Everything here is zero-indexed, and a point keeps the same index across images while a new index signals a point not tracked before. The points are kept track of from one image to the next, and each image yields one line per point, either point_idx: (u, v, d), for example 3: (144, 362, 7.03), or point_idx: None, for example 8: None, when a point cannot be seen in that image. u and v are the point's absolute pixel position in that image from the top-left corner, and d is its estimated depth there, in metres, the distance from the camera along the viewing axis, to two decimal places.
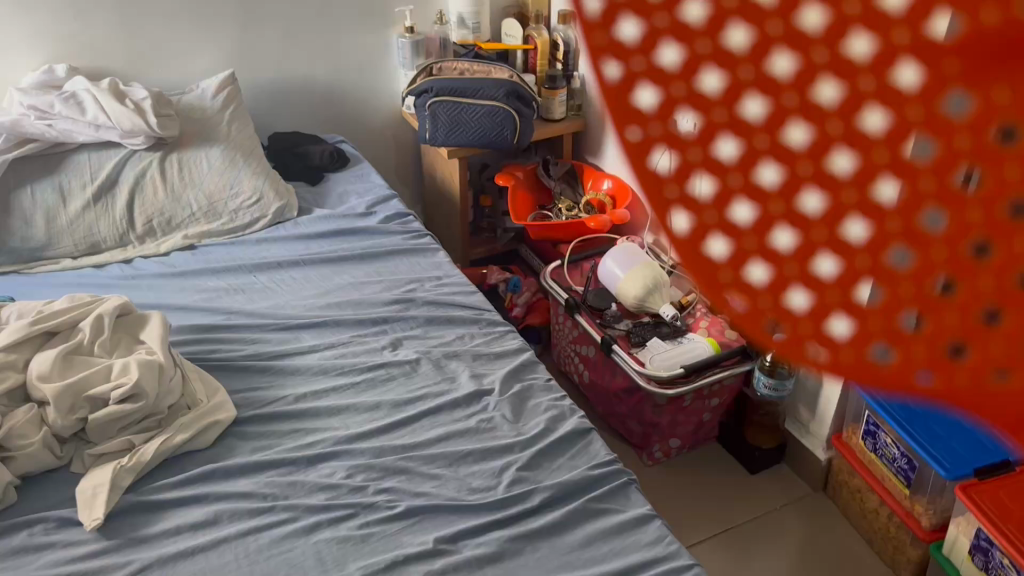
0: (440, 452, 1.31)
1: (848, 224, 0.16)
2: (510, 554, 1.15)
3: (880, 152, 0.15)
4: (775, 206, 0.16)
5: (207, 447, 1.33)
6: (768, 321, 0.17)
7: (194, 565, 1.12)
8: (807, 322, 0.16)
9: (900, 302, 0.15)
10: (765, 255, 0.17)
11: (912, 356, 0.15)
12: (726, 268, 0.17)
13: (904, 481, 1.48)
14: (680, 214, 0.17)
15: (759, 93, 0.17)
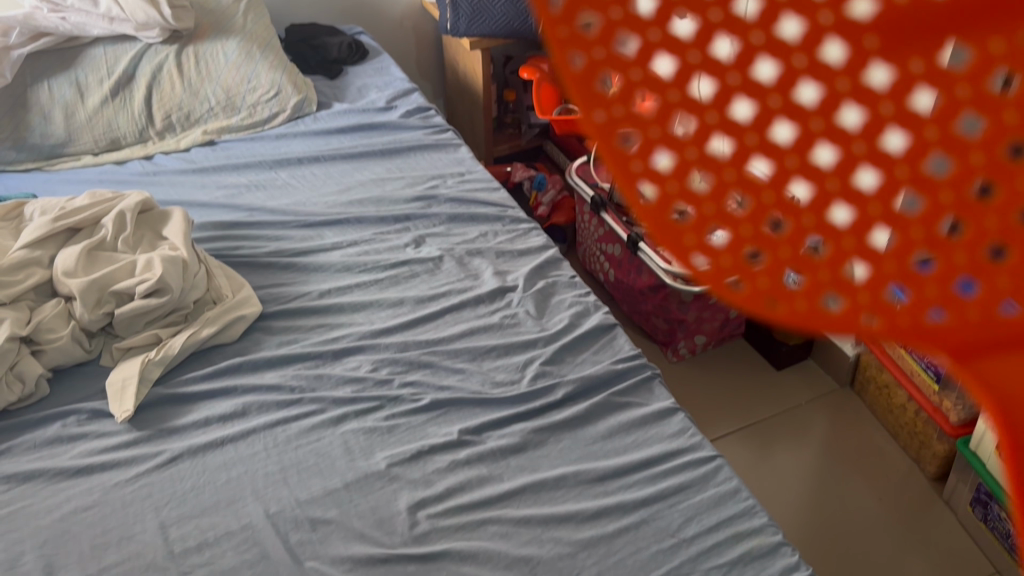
0: (464, 347, 1.31)
1: (793, 187, 0.23)
2: (533, 445, 1.16)
3: (812, 136, 0.23)
4: (728, 174, 0.23)
5: (233, 341, 1.34)
6: (731, 276, 0.22)
7: (225, 454, 1.14)
8: (764, 280, 0.22)
9: (844, 252, 0.22)
10: (722, 219, 0.23)
11: (856, 302, 0.21)
12: (690, 233, 0.22)
13: (933, 376, 1.46)
14: (647, 187, 0.22)
15: (705, 75, 0.23)
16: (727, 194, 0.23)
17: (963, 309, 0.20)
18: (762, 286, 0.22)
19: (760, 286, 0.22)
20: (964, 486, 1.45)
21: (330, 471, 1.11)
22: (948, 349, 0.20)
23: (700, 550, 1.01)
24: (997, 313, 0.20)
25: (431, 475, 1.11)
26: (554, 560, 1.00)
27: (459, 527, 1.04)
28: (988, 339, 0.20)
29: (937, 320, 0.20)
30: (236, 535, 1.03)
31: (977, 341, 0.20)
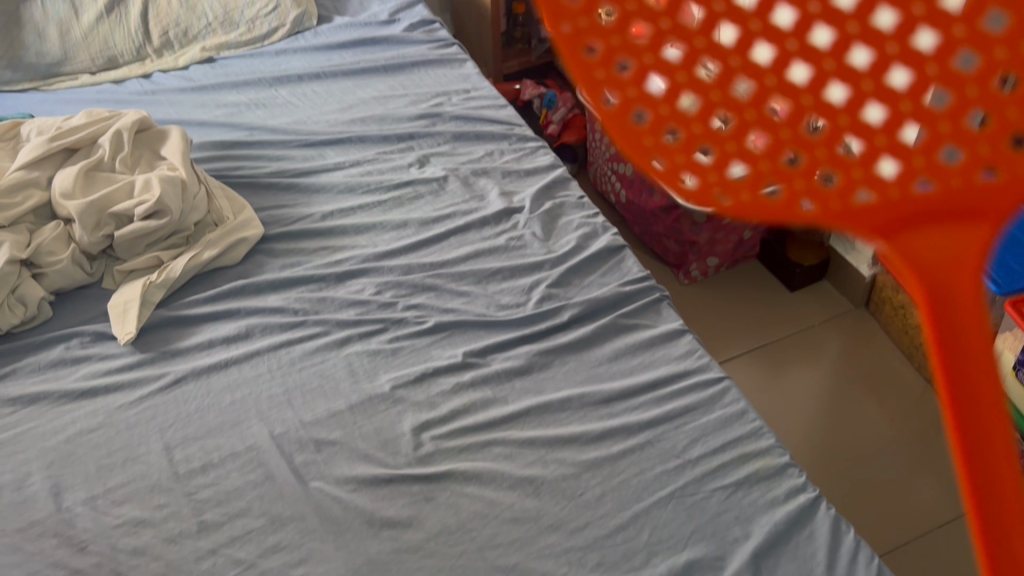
0: (469, 270, 1.28)
1: (731, 88, 0.32)
2: (538, 368, 1.14)
3: (760, 75, 0.32)
4: (679, 78, 0.32)
5: (235, 265, 1.32)
6: (681, 169, 0.32)
7: (229, 376, 1.13)
8: (706, 172, 0.32)
9: (764, 145, 0.32)
10: (676, 120, 0.32)
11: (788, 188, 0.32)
12: (647, 137, 0.32)
13: None
14: (610, 96, 0.32)
15: (679, 7, 0.31)
16: (679, 94, 0.32)
17: (885, 191, 0.31)
18: (725, 190, 0.32)
19: (730, 189, 0.32)
20: None
21: (334, 393, 1.11)
22: (871, 226, 0.31)
23: (705, 471, 1.00)
24: (916, 190, 0.30)
25: (435, 397, 1.10)
26: (557, 480, 1.00)
27: (462, 449, 1.04)
28: (904, 216, 0.31)
29: (863, 199, 0.31)
30: (240, 456, 1.03)
31: (899, 217, 0.31)
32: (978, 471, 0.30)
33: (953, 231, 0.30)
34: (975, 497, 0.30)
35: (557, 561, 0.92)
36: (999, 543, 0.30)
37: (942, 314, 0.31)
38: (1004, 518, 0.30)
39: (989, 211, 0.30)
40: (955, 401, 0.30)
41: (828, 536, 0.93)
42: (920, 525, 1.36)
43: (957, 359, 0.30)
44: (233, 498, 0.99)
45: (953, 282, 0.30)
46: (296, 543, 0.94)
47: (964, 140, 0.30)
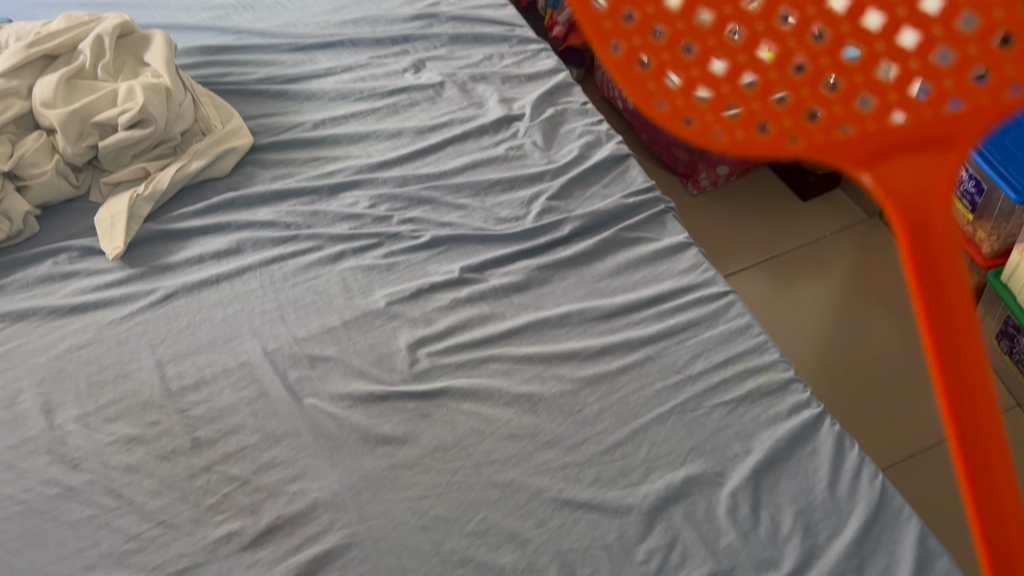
0: (466, 182, 1.23)
1: (726, 36, 0.32)
2: (537, 283, 1.11)
3: (751, 22, 0.31)
4: (680, 26, 0.32)
5: (224, 177, 1.28)
6: (683, 113, 0.32)
7: (220, 293, 1.11)
8: (703, 112, 0.31)
9: (760, 84, 0.31)
10: (677, 66, 0.32)
11: (778, 128, 0.30)
12: (649, 81, 0.32)
13: (968, 207, 1.38)
14: (618, 44, 0.32)
15: None
16: (680, 42, 0.32)
17: (864, 124, 0.30)
18: (721, 128, 0.31)
19: (725, 127, 0.31)
20: (991, 320, 1.40)
21: (328, 309, 1.08)
22: (853, 159, 0.29)
23: (707, 387, 0.97)
24: (891, 121, 0.29)
25: (431, 313, 1.07)
26: (555, 397, 0.98)
27: (459, 366, 1.01)
28: (884, 145, 0.29)
29: (846, 133, 0.30)
30: (233, 373, 1.01)
31: (878, 146, 0.29)
32: (961, 412, 0.29)
33: (931, 163, 0.29)
34: (960, 434, 0.29)
35: (554, 478, 0.91)
36: (985, 486, 0.29)
37: (921, 249, 0.29)
38: (987, 460, 0.29)
39: (963, 140, 0.29)
40: (938, 343, 0.28)
41: (832, 452, 0.91)
42: (928, 438, 1.35)
43: (936, 297, 0.28)
44: (226, 415, 0.98)
45: (932, 216, 0.29)
46: (291, 460, 0.93)
47: (933, 74, 0.29)
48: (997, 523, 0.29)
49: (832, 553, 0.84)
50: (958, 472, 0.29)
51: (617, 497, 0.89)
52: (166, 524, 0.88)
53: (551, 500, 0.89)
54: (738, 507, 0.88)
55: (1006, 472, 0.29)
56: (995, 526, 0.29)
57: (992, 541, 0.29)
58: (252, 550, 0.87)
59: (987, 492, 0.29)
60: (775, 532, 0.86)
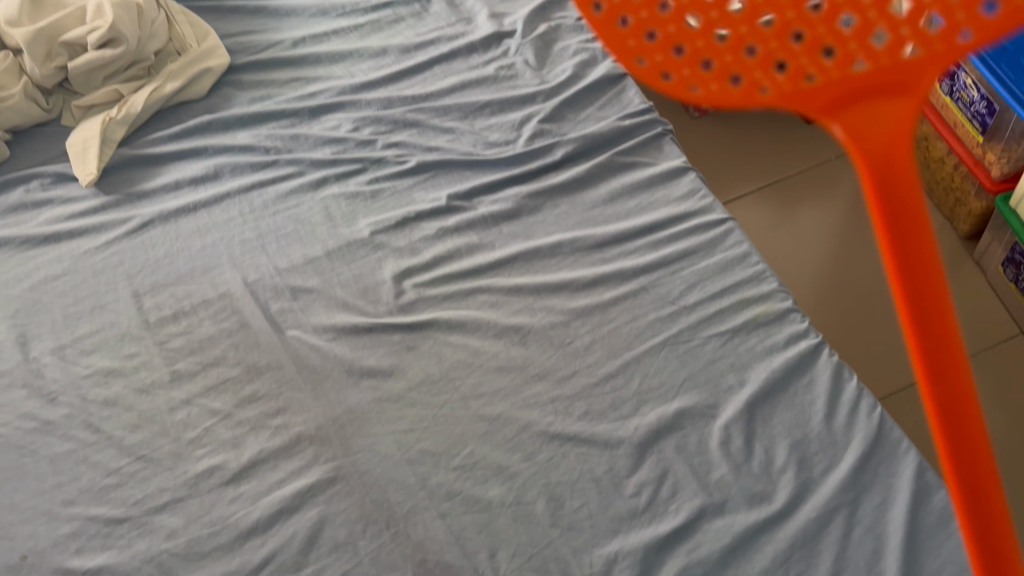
0: (454, 104, 1.18)
1: None
2: (528, 211, 1.06)
3: None
4: None
5: (201, 99, 1.22)
6: (661, 71, 0.32)
7: (199, 221, 1.08)
8: (683, 67, 0.32)
9: (732, 35, 0.30)
10: (656, 22, 0.32)
11: (750, 80, 0.30)
12: (630, 39, 0.32)
13: (978, 129, 1.32)
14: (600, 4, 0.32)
15: None
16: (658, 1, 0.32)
17: (828, 73, 0.30)
18: (696, 82, 0.31)
19: (700, 81, 0.31)
20: (998, 246, 1.36)
21: (311, 239, 1.04)
22: (820, 110, 0.30)
23: (702, 317, 0.94)
24: (852, 69, 0.29)
25: (418, 243, 1.03)
26: (545, 328, 0.95)
27: (446, 298, 0.98)
28: (847, 94, 0.30)
29: (812, 83, 0.30)
30: (213, 304, 1.00)
31: (843, 96, 0.30)
32: (927, 341, 0.32)
33: (894, 109, 0.30)
34: (925, 362, 0.32)
35: (543, 411, 0.89)
36: (948, 398, 0.32)
37: (886, 197, 0.30)
38: (949, 376, 0.32)
39: (919, 87, 0.29)
40: (905, 282, 0.31)
41: (829, 383, 0.88)
42: None
43: (903, 238, 0.30)
44: (206, 347, 0.96)
45: (896, 163, 0.30)
46: (274, 393, 0.91)
47: (891, 22, 0.29)
48: (963, 438, 0.33)
49: (827, 486, 0.82)
50: (923, 391, 0.33)
51: (608, 430, 0.87)
52: (146, 459, 0.88)
53: (540, 434, 0.87)
54: (731, 440, 0.85)
55: (969, 391, 0.33)
56: (955, 437, 0.33)
57: (956, 452, 0.33)
58: (235, 485, 0.86)
59: (948, 409, 0.33)
60: (769, 465, 0.84)
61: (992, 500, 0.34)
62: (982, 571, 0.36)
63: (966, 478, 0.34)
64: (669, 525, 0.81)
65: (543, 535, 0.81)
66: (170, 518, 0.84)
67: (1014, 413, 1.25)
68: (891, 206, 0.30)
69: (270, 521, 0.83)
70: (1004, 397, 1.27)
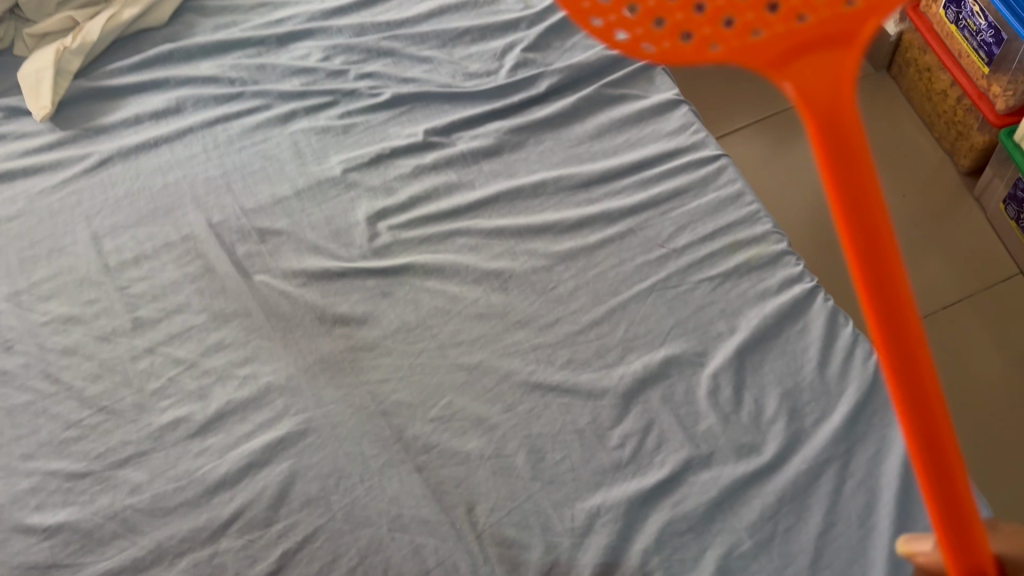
0: (432, 31, 1.10)
1: None
2: (510, 148, 1.00)
3: None
4: None
5: (163, 27, 1.14)
6: (617, 30, 0.36)
7: (160, 158, 1.02)
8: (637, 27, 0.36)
9: None
10: None
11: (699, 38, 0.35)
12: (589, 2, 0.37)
13: (984, 59, 1.26)
14: None
15: None
16: None
17: (772, 27, 0.35)
18: (650, 40, 0.36)
19: (653, 39, 0.36)
20: (1000, 182, 1.31)
21: (279, 178, 0.99)
22: (768, 64, 0.35)
23: (692, 261, 0.89)
24: (794, 23, 0.34)
25: (393, 182, 0.98)
26: (527, 273, 0.90)
27: (423, 241, 0.93)
28: (791, 49, 0.35)
29: (759, 37, 0.35)
30: (177, 247, 0.94)
31: (787, 50, 0.35)
32: (871, 272, 0.36)
33: (835, 60, 0.34)
34: (870, 295, 0.37)
35: (524, 360, 0.85)
36: (893, 322, 0.37)
37: (830, 139, 0.34)
38: (893, 304, 0.37)
39: (855, 38, 0.34)
40: (852, 219, 0.35)
41: (823, 331, 0.83)
42: (926, 308, 1.28)
43: (847, 181, 0.35)
44: (169, 293, 0.91)
45: (842, 112, 0.34)
46: (241, 341, 0.87)
47: None
48: (906, 357, 0.38)
49: (819, 438, 0.77)
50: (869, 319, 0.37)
51: (591, 380, 0.83)
52: (107, 411, 0.85)
53: (521, 384, 0.83)
54: (720, 389, 0.81)
55: (913, 317, 0.37)
56: (900, 355, 0.38)
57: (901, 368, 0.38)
58: (201, 438, 0.82)
59: (893, 332, 0.37)
60: (758, 416, 0.80)
61: (934, 409, 0.40)
62: (925, 473, 0.42)
63: (911, 392, 0.39)
64: (655, 478, 0.77)
65: (523, 488, 0.78)
66: (134, 473, 0.81)
67: (1010, 355, 1.22)
68: (833, 150, 0.34)
69: (239, 476, 0.80)
70: (1001, 340, 1.23)
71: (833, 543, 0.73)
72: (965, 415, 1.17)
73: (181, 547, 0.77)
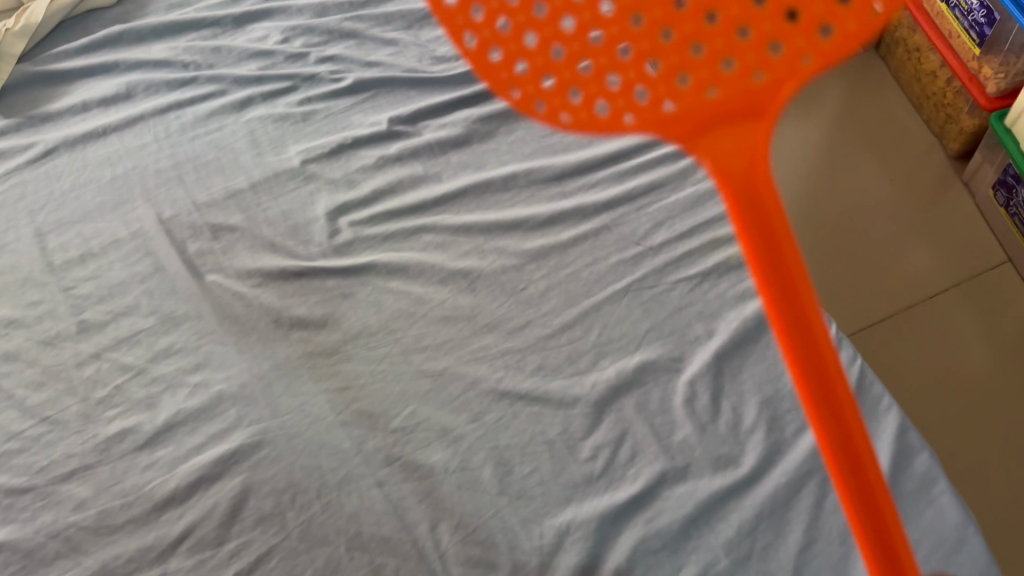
0: (397, 11, 1.05)
1: (567, 25, 0.35)
2: (479, 138, 0.95)
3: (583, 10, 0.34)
4: (523, 21, 0.37)
5: (112, 6, 1.07)
6: (535, 101, 0.37)
7: (108, 148, 0.96)
8: (555, 97, 0.36)
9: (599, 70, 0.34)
10: (525, 55, 0.37)
11: (616, 111, 0.34)
12: (506, 71, 0.37)
13: (976, 40, 1.21)
14: (473, 40, 0.38)
15: None
16: (526, 34, 0.37)
17: (684, 100, 0.32)
18: (566, 111, 0.35)
19: (570, 109, 0.35)
20: (989, 167, 1.27)
21: (233, 169, 0.93)
22: (679, 136, 0.32)
23: (669, 260, 0.85)
24: (706, 96, 0.31)
25: (355, 174, 0.93)
26: (496, 273, 0.85)
27: (386, 238, 0.88)
28: (701, 121, 0.31)
29: (669, 110, 0.32)
30: (125, 245, 0.89)
31: (695, 124, 0.31)
32: (803, 375, 0.31)
33: (749, 134, 0.31)
34: (807, 398, 0.31)
35: (492, 366, 0.80)
36: (837, 434, 0.31)
37: (744, 221, 0.30)
38: (829, 412, 0.31)
39: (769, 110, 0.31)
40: (773, 311, 0.30)
41: None
42: (908, 298, 1.24)
43: (765, 268, 0.30)
44: (117, 294, 0.86)
45: (758, 192, 0.30)
46: (191, 346, 0.82)
47: (737, 48, 0.31)
48: (859, 479, 0.31)
49: (800, 449, 0.73)
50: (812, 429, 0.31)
51: (562, 388, 0.79)
52: (50, 421, 0.80)
53: (488, 392, 0.79)
54: (697, 397, 0.77)
55: (861, 432, 0.31)
56: (851, 476, 0.31)
57: (854, 495, 0.32)
58: (149, 450, 0.78)
59: (836, 445, 0.31)
60: (737, 426, 0.75)
61: (900, 549, 0.32)
62: None
63: (874, 524, 0.32)
64: (627, 492, 0.73)
65: (490, 504, 0.74)
66: (78, 488, 0.76)
67: (995, 347, 1.18)
68: (747, 234, 0.30)
69: (189, 492, 0.75)
70: (989, 332, 1.19)
71: (814, 561, 0.69)
72: (952, 411, 1.14)
73: (127, 567, 0.72)
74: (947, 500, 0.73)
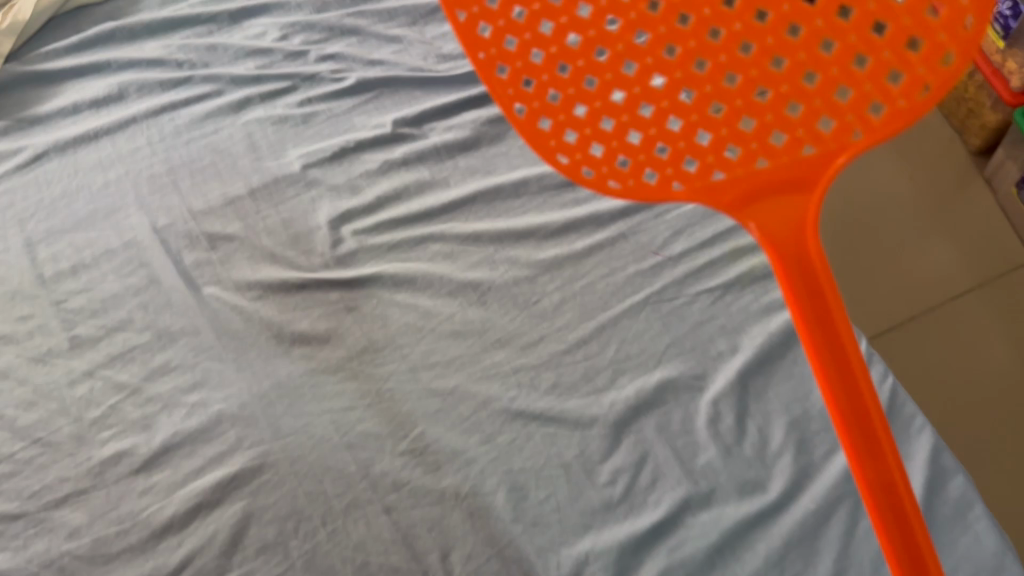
0: (400, 7, 1.00)
1: (616, 96, 0.42)
2: (489, 140, 0.91)
3: (632, 85, 0.41)
4: (574, 93, 0.42)
5: (103, 3, 1.03)
6: (582, 167, 0.42)
7: (100, 152, 0.92)
8: (602, 162, 0.42)
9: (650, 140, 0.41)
10: (573, 124, 0.42)
11: (666, 179, 0.42)
12: (554, 139, 0.43)
13: (1000, 32, 1.17)
14: (523, 106, 0.43)
15: (573, 33, 0.41)
16: (573, 104, 0.42)
17: (732, 171, 0.41)
18: (616, 177, 0.42)
19: (619, 176, 0.42)
20: (1011, 165, 1.22)
21: (230, 174, 0.89)
22: (730, 204, 0.41)
23: (689, 271, 0.81)
24: (752, 167, 0.41)
25: (358, 180, 0.89)
26: (508, 285, 0.81)
27: (391, 248, 0.84)
28: (752, 191, 0.41)
29: (719, 179, 0.41)
30: (118, 255, 0.85)
31: (748, 193, 0.41)
32: (836, 392, 0.39)
33: (795, 202, 0.40)
34: (838, 413, 0.40)
35: (504, 384, 0.76)
36: (863, 437, 0.39)
37: (791, 269, 0.40)
38: (857, 418, 0.39)
39: (810, 183, 0.40)
40: (814, 341, 0.39)
41: None
42: (929, 300, 1.19)
43: (810, 305, 0.39)
44: (111, 308, 0.82)
45: (804, 251, 0.40)
46: (189, 363, 0.79)
47: (786, 126, 0.40)
48: (877, 474, 0.39)
49: (830, 472, 0.69)
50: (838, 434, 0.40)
51: (579, 407, 0.75)
52: (42, 443, 0.76)
53: (501, 412, 0.75)
54: (721, 418, 0.73)
55: (881, 432, 0.39)
56: (869, 473, 0.40)
57: (872, 490, 0.40)
58: (146, 474, 0.74)
59: (860, 447, 0.39)
60: (763, 448, 0.72)
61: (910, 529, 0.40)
62: None
63: (886, 514, 0.40)
64: (649, 519, 0.69)
65: (504, 531, 0.70)
66: (72, 514, 0.72)
67: (1021, 351, 1.13)
68: (794, 285, 0.40)
69: (188, 519, 0.72)
70: (1013, 336, 1.15)
71: None
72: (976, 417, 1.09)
73: None
74: (985, 525, 0.69)
